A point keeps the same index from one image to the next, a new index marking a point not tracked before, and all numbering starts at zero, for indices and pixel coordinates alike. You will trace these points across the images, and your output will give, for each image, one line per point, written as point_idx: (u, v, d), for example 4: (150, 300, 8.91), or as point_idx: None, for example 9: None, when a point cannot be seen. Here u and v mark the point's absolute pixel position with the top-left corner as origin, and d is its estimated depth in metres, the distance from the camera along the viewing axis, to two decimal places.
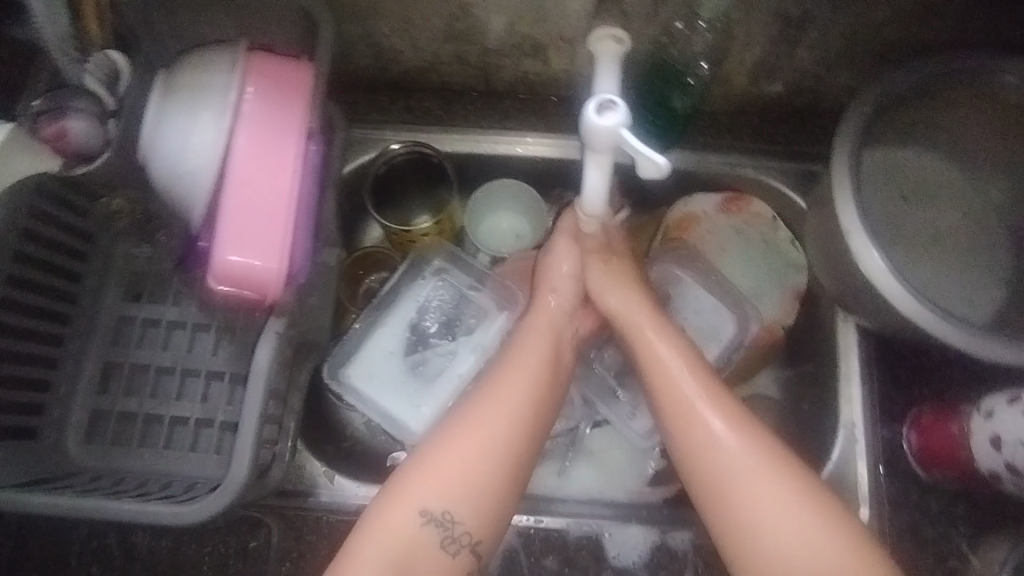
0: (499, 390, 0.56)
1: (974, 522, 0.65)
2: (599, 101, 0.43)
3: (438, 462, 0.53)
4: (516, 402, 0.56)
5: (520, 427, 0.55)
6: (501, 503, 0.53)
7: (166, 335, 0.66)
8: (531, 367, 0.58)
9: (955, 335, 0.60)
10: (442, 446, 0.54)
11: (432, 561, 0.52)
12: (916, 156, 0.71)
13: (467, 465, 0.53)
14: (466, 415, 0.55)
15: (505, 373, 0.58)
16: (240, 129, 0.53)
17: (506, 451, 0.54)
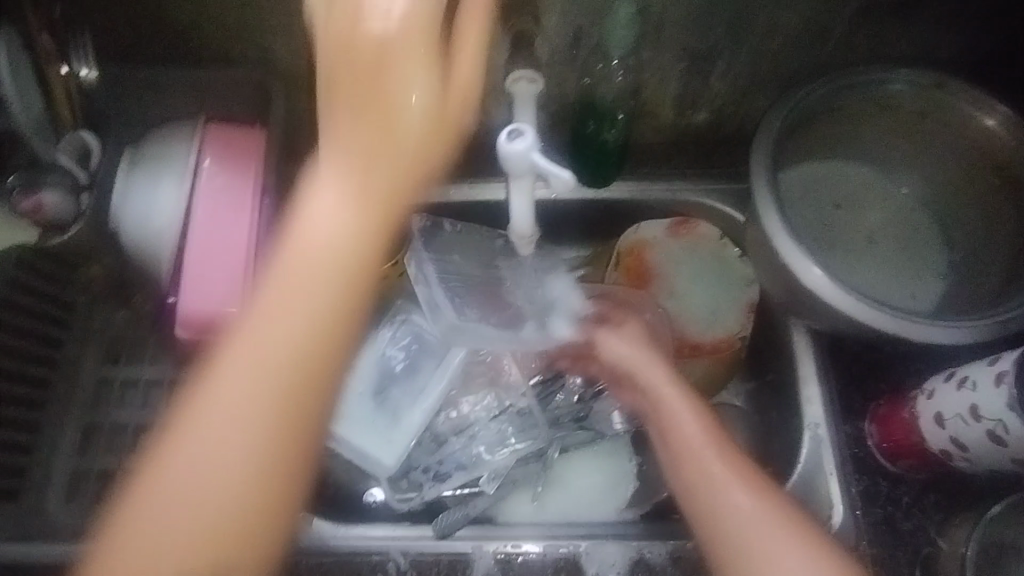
0: (223, 406, 0.46)
1: (945, 508, 0.65)
2: (508, 130, 0.48)
3: (203, 457, 0.45)
4: (242, 391, 0.46)
5: (262, 410, 0.46)
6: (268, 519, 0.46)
7: (145, 394, 0.69)
8: (257, 366, 0.46)
9: (884, 320, 0.61)
10: (226, 404, 0.46)
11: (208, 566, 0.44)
12: (839, 167, 0.77)
13: (199, 469, 0.45)
14: (207, 433, 0.45)
15: (247, 343, 0.47)
16: (200, 189, 0.58)
17: (272, 427, 0.46)
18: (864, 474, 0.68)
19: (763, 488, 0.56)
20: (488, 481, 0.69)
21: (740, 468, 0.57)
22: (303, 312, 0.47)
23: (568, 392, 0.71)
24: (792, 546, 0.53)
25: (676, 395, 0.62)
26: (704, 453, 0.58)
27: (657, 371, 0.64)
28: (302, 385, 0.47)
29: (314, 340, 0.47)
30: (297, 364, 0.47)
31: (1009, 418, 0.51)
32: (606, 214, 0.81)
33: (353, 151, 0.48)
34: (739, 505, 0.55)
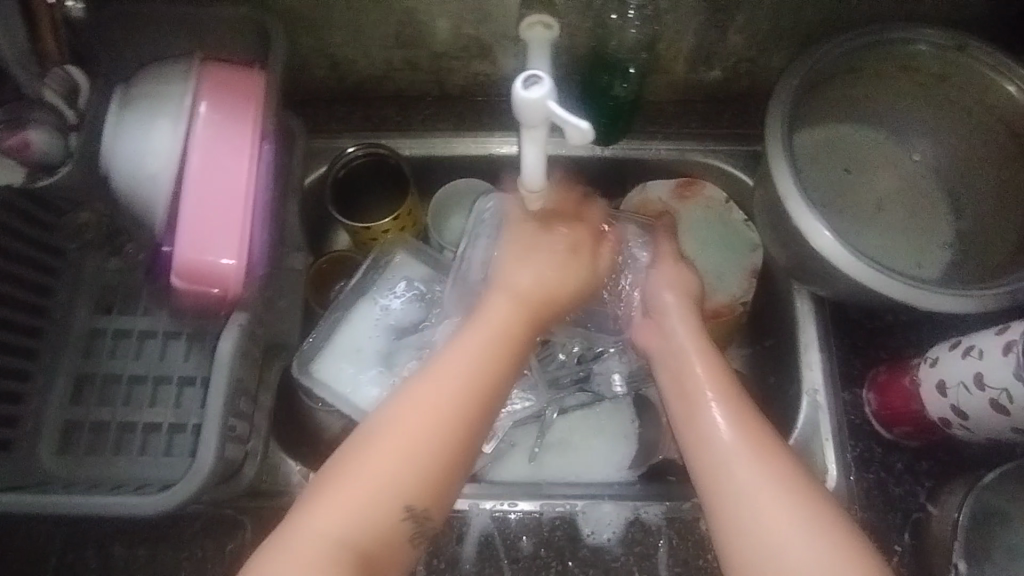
0: (441, 372, 0.51)
1: (938, 476, 0.66)
2: (524, 77, 0.46)
3: (370, 466, 0.47)
4: (473, 356, 0.52)
5: (481, 384, 0.51)
6: (463, 448, 0.49)
7: (138, 345, 0.67)
8: (476, 360, 0.52)
9: (892, 287, 0.60)
10: (457, 353, 0.52)
11: (420, 491, 0.47)
12: (849, 131, 0.75)
13: (380, 475, 0.47)
14: (393, 440, 0.48)
15: (432, 373, 0.51)
16: (196, 131, 0.55)
17: (466, 386, 0.50)
18: (859, 440, 0.69)
19: (760, 438, 0.52)
20: (483, 442, 0.68)
21: (757, 432, 0.53)
22: (497, 317, 0.55)
23: (568, 354, 0.71)
24: (761, 475, 0.50)
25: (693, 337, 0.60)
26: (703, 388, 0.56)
27: (685, 322, 0.62)
28: (488, 377, 0.52)
29: (483, 351, 0.53)
30: (494, 348, 0.53)
31: (1015, 387, 0.51)
32: (610, 173, 0.79)
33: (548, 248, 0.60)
34: (726, 441, 0.52)
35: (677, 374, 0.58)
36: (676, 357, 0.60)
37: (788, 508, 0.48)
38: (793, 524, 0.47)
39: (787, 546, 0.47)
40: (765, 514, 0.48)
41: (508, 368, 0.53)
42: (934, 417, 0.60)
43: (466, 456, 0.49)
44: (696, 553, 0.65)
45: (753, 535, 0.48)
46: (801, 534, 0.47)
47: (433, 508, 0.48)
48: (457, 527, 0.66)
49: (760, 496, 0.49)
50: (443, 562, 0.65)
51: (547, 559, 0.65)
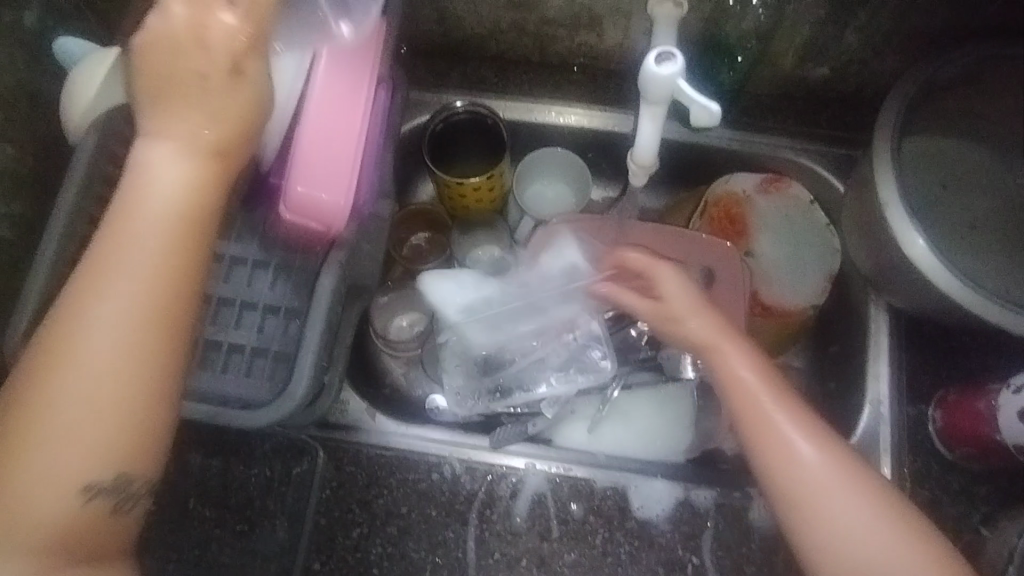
0: (68, 370, 0.40)
1: (992, 502, 0.66)
2: (658, 52, 0.47)
3: (60, 440, 0.40)
4: (120, 323, 0.40)
5: (120, 357, 0.40)
6: (124, 440, 0.40)
7: (228, 269, 0.70)
8: (117, 324, 0.40)
9: (987, 308, 0.60)
10: (76, 333, 0.40)
11: (112, 459, 0.41)
12: (954, 148, 0.70)
13: (63, 457, 0.40)
14: (39, 465, 0.40)
15: (64, 355, 0.40)
16: (317, 69, 0.57)
17: (122, 356, 0.40)
18: (919, 457, 0.69)
19: (792, 404, 0.55)
20: (545, 407, 0.71)
21: (789, 400, 0.55)
22: (148, 224, 0.40)
23: (638, 334, 0.71)
24: (815, 452, 0.53)
25: (738, 352, 0.57)
26: (762, 404, 0.55)
27: (706, 321, 0.59)
28: (138, 342, 0.40)
29: (129, 320, 0.40)
30: (136, 335, 0.40)
31: None
32: (694, 157, 0.78)
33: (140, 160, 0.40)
34: (804, 461, 0.53)
35: (725, 384, 0.57)
36: (724, 371, 0.57)
37: (843, 480, 0.52)
38: (847, 506, 0.51)
39: (857, 541, 0.51)
40: (816, 487, 0.52)
41: (197, 242, 0.42)
42: (1008, 443, 0.61)
43: (160, 420, 0.42)
44: (741, 542, 0.66)
45: (834, 538, 0.51)
46: (849, 500, 0.52)
47: (145, 467, 0.42)
48: (514, 482, 0.68)
49: (815, 470, 0.52)
50: (495, 514, 0.67)
51: (595, 526, 0.66)
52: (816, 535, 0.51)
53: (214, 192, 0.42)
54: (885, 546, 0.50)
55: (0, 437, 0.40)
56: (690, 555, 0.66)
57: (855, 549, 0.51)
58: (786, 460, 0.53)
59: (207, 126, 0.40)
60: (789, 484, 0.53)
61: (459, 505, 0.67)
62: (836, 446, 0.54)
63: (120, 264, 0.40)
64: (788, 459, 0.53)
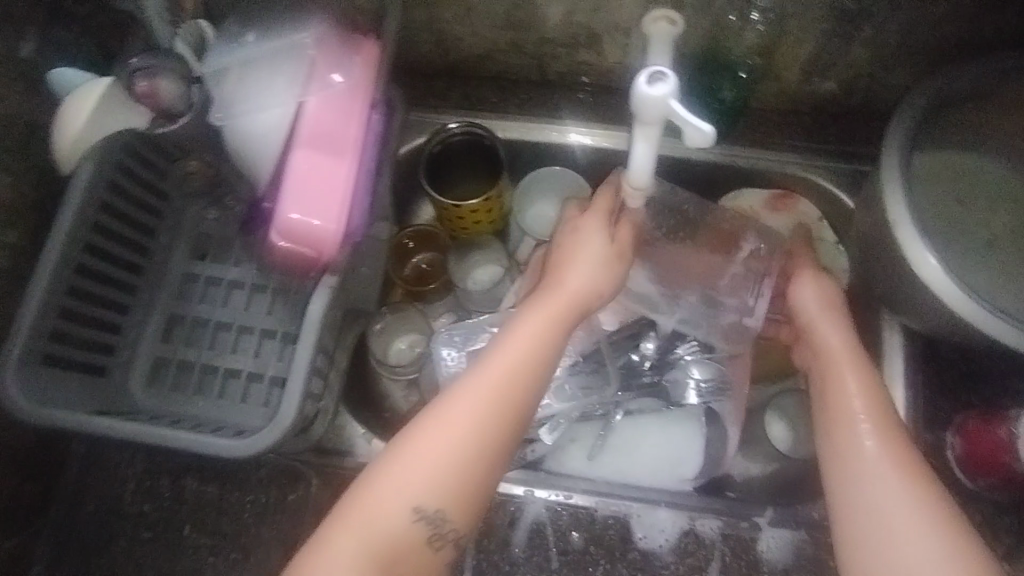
0: (463, 402, 0.50)
1: (1018, 535, 0.63)
2: (649, 72, 0.45)
3: (412, 470, 0.48)
4: (521, 355, 0.52)
5: (510, 406, 0.50)
6: (500, 455, 0.49)
7: (227, 293, 0.70)
8: (524, 350, 0.53)
9: (1004, 330, 0.57)
10: (499, 378, 0.51)
11: (451, 480, 0.48)
12: (976, 164, 0.66)
13: (433, 471, 0.48)
14: (399, 474, 0.48)
15: (470, 385, 0.50)
16: (312, 96, 0.57)
17: (519, 389, 0.51)
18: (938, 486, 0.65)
19: (879, 397, 0.57)
20: (545, 432, 0.69)
21: (877, 396, 0.57)
22: (572, 291, 0.57)
23: (641, 356, 0.71)
24: (874, 441, 0.54)
25: (851, 367, 0.58)
26: (847, 393, 0.57)
27: (832, 326, 0.62)
28: (526, 380, 0.52)
29: (512, 376, 0.51)
30: (511, 385, 0.51)
31: None
32: (698, 176, 0.76)
33: (601, 255, 0.60)
34: (861, 441, 0.54)
35: (823, 372, 0.60)
36: (825, 373, 0.60)
37: (905, 483, 0.51)
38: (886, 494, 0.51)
39: (904, 542, 0.49)
40: (857, 473, 0.53)
41: (559, 338, 0.55)
42: None
43: (497, 461, 0.49)
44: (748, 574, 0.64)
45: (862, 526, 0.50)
46: (878, 490, 0.51)
47: (462, 518, 0.48)
48: (511, 510, 0.66)
49: (878, 462, 0.52)
50: (493, 543, 0.65)
51: (596, 556, 0.64)
52: (861, 520, 0.51)
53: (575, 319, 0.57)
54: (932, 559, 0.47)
55: (399, 438, 0.50)
56: None
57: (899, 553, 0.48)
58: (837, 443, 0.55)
59: (577, 281, 0.58)
60: (835, 466, 0.54)
61: None
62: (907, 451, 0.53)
63: (527, 319, 0.55)
64: (844, 441, 0.55)
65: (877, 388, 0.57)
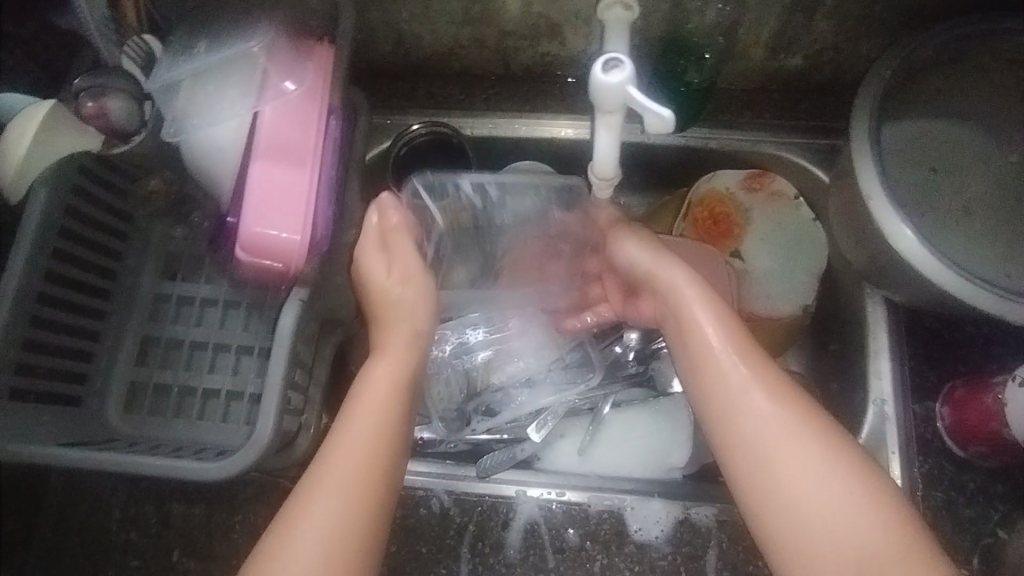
0: (328, 485, 0.49)
1: (1013, 501, 0.63)
2: (604, 60, 0.45)
3: (300, 564, 0.46)
4: (372, 430, 0.51)
5: (380, 452, 0.51)
6: (376, 520, 0.49)
7: (200, 312, 0.69)
8: (391, 388, 0.53)
9: (983, 297, 0.57)
10: (359, 445, 0.50)
11: (331, 561, 0.47)
12: (941, 128, 0.66)
13: (325, 540, 0.47)
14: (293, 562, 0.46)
15: (334, 457, 0.50)
16: (267, 106, 0.56)
17: (375, 457, 0.50)
18: (930, 457, 0.65)
19: (755, 356, 0.52)
20: (533, 430, 0.68)
21: (754, 352, 0.52)
22: (404, 333, 0.57)
23: (624, 348, 0.71)
24: (770, 410, 0.50)
25: (714, 326, 0.53)
26: (716, 357, 0.52)
27: (675, 265, 0.58)
28: (388, 442, 0.51)
29: (374, 435, 0.51)
30: (377, 441, 0.51)
31: None
32: (672, 160, 0.75)
33: (424, 271, 0.60)
34: (757, 405, 0.50)
35: (683, 333, 0.55)
36: (678, 321, 0.56)
37: (804, 438, 0.49)
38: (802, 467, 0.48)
39: (817, 512, 0.47)
40: (774, 455, 0.49)
41: (409, 392, 0.54)
42: (1021, 439, 0.58)
43: (381, 518, 0.50)
44: (746, 559, 0.63)
45: (794, 517, 0.47)
46: (800, 466, 0.48)
47: None
48: (504, 512, 0.65)
49: (775, 429, 0.49)
50: (487, 546, 0.64)
51: (592, 553, 0.64)
52: (776, 517, 0.48)
53: (410, 377, 0.55)
54: (857, 514, 0.47)
55: (271, 539, 0.48)
56: None
57: (824, 525, 0.47)
58: (738, 435, 0.50)
59: (402, 301, 0.58)
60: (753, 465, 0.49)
61: (449, 540, 0.65)
62: (791, 397, 0.50)
63: (369, 385, 0.53)
64: (751, 428, 0.50)
65: (749, 342, 0.53)
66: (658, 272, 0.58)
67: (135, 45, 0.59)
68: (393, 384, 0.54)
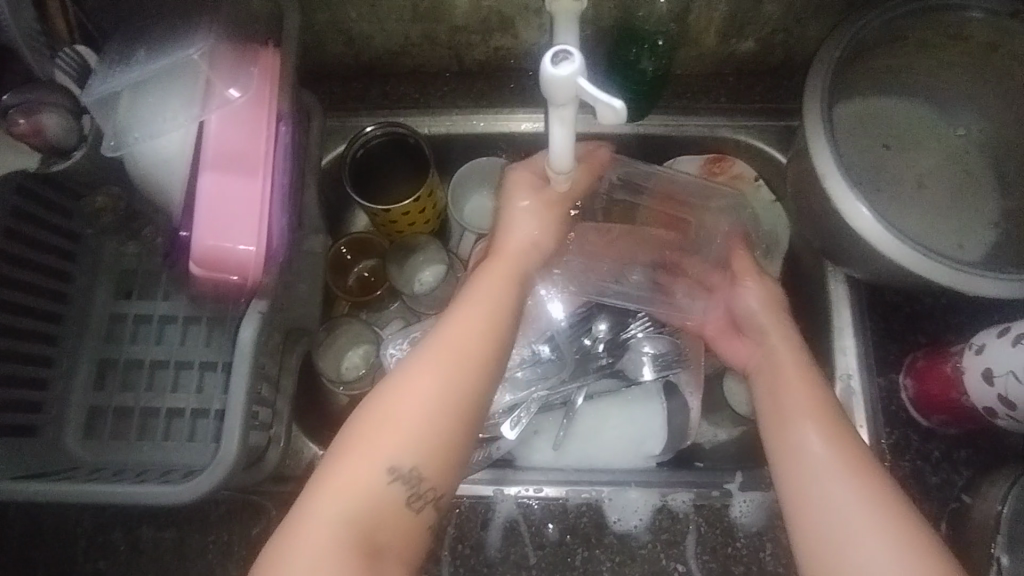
0: (440, 355, 0.50)
1: (975, 465, 0.64)
2: (553, 53, 0.44)
3: (400, 422, 0.48)
4: (482, 319, 0.53)
5: (497, 343, 0.52)
6: (483, 398, 0.50)
7: (158, 330, 0.67)
8: (502, 287, 0.55)
9: (940, 270, 0.57)
10: (477, 331, 0.52)
11: (436, 433, 0.48)
12: (886, 105, 0.69)
13: (413, 429, 0.48)
14: (396, 415, 0.48)
15: (454, 330, 0.52)
16: (213, 116, 0.54)
17: (485, 351, 0.51)
18: (896, 428, 0.66)
19: (823, 406, 0.54)
20: (508, 428, 0.68)
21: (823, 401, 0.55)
22: (519, 245, 0.58)
23: (593, 340, 0.71)
24: (834, 463, 0.51)
25: (791, 354, 0.59)
26: (787, 392, 0.56)
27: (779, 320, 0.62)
28: (497, 334, 0.52)
29: (488, 327, 0.52)
30: (489, 336, 0.52)
31: None
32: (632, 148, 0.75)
33: (523, 225, 0.59)
34: (813, 448, 0.52)
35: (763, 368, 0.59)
36: (765, 371, 0.59)
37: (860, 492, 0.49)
38: (862, 528, 0.47)
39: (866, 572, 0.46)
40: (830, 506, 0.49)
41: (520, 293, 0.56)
42: (980, 406, 0.59)
43: (481, 408, 0.50)
44: (725, 541, 0.64)
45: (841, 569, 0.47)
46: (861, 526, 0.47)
47: (444, 478, 0.49)
48: (482, 512, 0.65)
49: (832, 478, 0.50)
50: (468, 548, 0.64)
51: (573, 546, 0.64)
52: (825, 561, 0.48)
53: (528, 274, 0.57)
54: None
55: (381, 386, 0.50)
56: (674, 562, 0.63)
57: None
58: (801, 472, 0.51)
59: (518, 246, 0.58)
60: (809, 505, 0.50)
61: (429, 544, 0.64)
62: (860, 455, 0.51)
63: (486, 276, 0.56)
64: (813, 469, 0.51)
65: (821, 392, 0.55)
66: (770, 334, 0.61)
67: (71, 58, 0.57)
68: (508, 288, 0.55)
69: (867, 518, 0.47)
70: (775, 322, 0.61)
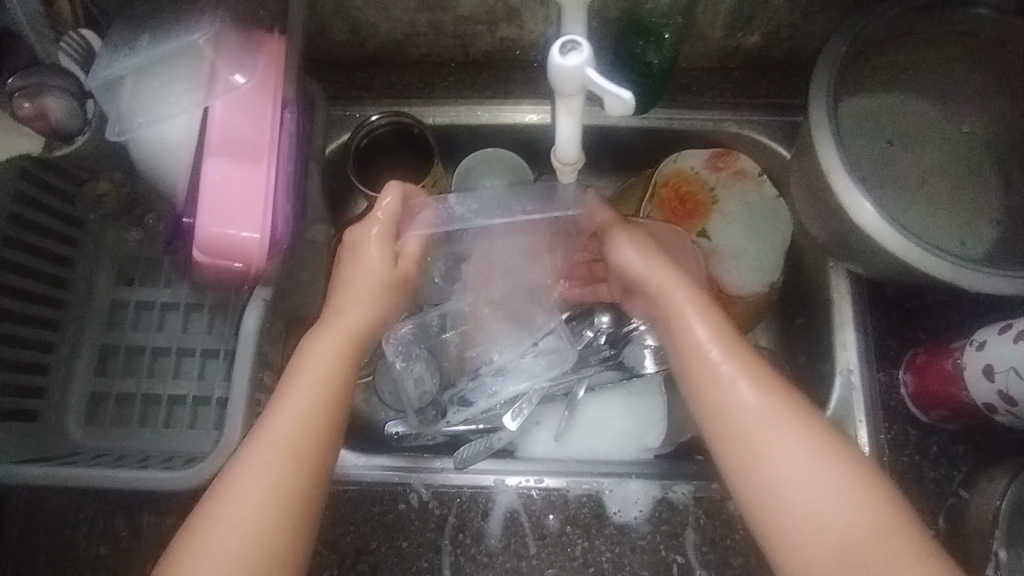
0: (267, 457, 0.50)
1: (973, 461, 0.65)
2: (562, 43, 0.44)
3: (241, 537, 0.48)
4: (301, 414, 0.52)
5: (308, 444, 0.51)
6: (306, 507, 0.50)
7: (161, 317, 0.67)
8: (325, 374, 0.54)
9: (942, 265, 0.58)
10: (290, 430, 0.51)
11: (264, 547, 0.48)
12: (895, 102, 0.68)
13: (242, 538, 0.48)
14: (227, 528, 0.48)
15: (275, 430, 0.51)
16: (218, 102, 0.54)
17: (307, 445, 0.51)
18: (895, 423, 0.67)
19: (733, 343, 0.55)
20: (510, 419, 0.68)
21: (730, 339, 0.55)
22: (352, 322, 0.57)
23: (596, 332, 0.71)
24: (756, 400, 0.53)
25: (693, 310, 0.57)
26: (697, 343, 0.55)
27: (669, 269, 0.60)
28: (323, 425, 0.52)
29: (306, 422, 0.52)
30: (301, 436, 0.51)
31: None
32: (636, 141, 0.75)
33: (382, 270, 0.60)
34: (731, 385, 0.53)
35: (664, 317, 0.58)
36: (665, 317, 0.58)
37: (790, 428, 0.51)
38: (799, 457, 0.50)
39: (800, 499, 0.50)
40: (760, 441, 0.51)
41: (353, 364, 0.56)
42: (980, 402, 0.59)
43: (306, 513, 0.50)
44: (724, 533, 0.64)
45: (780, 504, 0.50)
46: (799, 455, 0.51)
47: None
48: (483, 502, 0.65)
49: (757, 416, 0.52)
50: (468, 537, 0.64)
51: (572, 536, 0.64)
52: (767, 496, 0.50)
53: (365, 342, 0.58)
54: (845, 507, 0.49)
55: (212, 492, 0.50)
56: (673, 553, 0.64)
57: (808, 512, 0.49)
58: (726, 421, 0.53)
59: (357, 314, 0.58)
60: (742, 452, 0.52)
61: (429, 533, 0.64)
62: (780, 390, 0.53)
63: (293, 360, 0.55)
64: (741, 417, 0.52)
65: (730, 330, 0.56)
66: (665, 279, 0.59)
67: (77, 43, 0.56)
68: (327, 354, 0.55)
69: (803, 468, 0.50)
70: (655, 269, 0.60)
